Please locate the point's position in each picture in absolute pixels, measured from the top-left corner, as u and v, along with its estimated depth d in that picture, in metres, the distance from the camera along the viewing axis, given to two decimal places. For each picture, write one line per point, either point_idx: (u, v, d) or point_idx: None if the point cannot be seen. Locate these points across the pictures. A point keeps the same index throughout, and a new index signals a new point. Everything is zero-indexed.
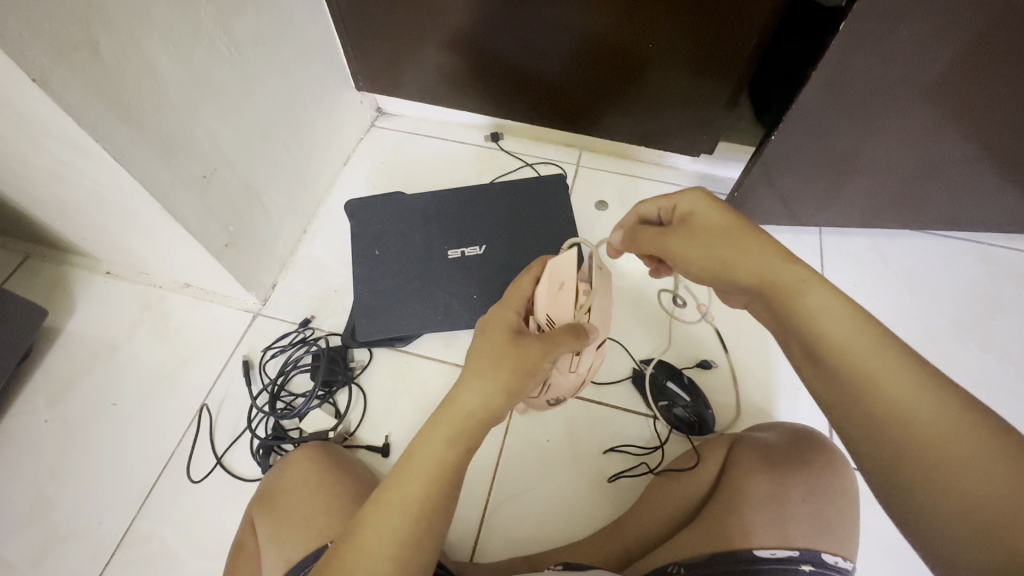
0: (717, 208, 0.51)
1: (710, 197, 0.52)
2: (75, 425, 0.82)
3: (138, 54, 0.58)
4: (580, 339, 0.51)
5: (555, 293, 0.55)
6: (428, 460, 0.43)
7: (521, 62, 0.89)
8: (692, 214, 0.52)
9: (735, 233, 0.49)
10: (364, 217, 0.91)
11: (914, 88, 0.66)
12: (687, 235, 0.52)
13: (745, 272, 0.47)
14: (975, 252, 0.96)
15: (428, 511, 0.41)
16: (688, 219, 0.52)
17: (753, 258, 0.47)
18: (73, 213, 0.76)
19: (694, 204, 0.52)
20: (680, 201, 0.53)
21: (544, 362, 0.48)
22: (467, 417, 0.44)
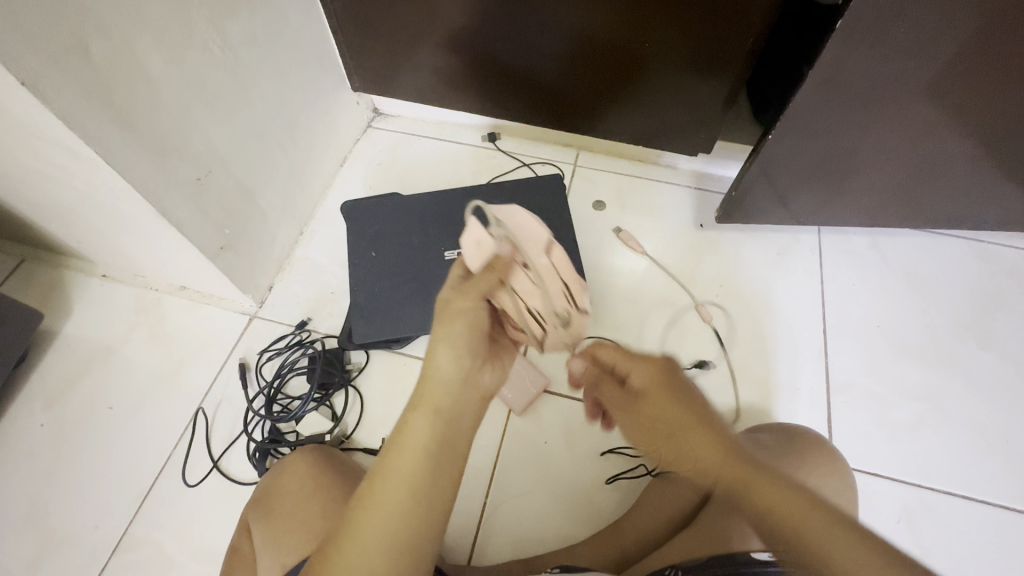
0: (672, 388, 0.62)
1: (661, 373, 0.63)
2: (71, 428, 0.82)
3: (131, 56, 0.58)
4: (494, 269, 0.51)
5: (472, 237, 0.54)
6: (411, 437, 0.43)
7: (518, 61, 0.89)
8: (647, 385, 0.63)
9: (683, 441, 0.60)
10: (360, 219, 0.91)
11: (912, 85, 0.66)
12: (661, 423, 0.62)
13: (699, 455, 0.59)
14: (975, 250, 0.95)
15: (421, 485, 0.41)
16: (644, 396, 0.63)
17: (716, 451, 0.58)
18: (68, 217, 0.76)
19: (648, 380, 0.63)
20: (635, 372, 0.63)
21: (466, 299, 0.49)
22: (444, 387, 0.45)
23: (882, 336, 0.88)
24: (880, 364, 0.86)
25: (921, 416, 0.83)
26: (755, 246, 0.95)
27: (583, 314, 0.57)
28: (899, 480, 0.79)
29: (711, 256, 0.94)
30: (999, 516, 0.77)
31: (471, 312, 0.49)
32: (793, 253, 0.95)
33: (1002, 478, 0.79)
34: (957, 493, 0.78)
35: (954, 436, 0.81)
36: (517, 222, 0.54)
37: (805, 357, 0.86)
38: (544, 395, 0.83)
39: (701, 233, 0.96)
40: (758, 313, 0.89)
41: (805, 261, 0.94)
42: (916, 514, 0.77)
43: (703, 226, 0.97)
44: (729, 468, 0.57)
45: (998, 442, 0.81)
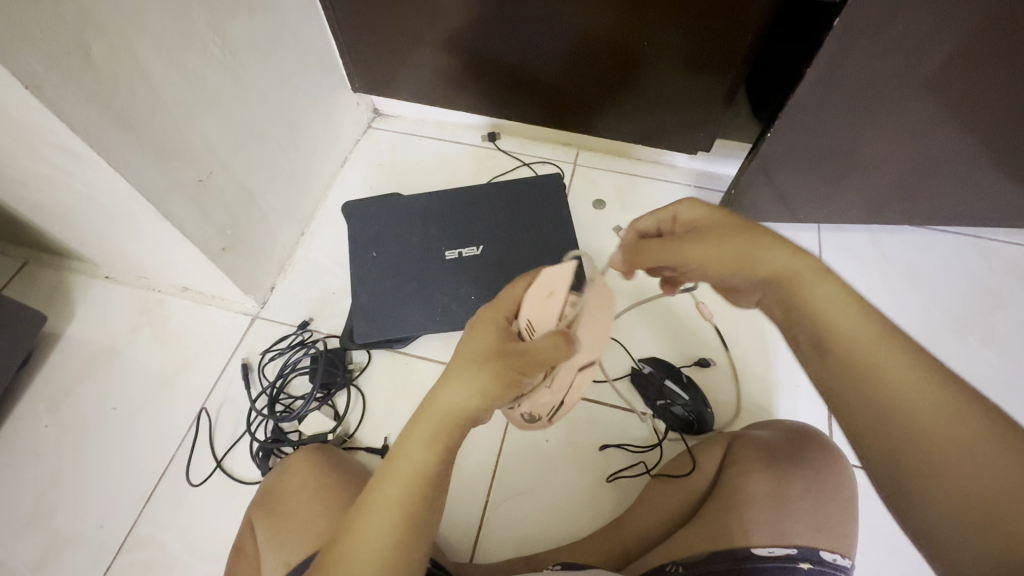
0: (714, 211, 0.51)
1: (707, 207, 0.52)
2: (75, 430, 0.82)
3: (132, 59, 0.58)
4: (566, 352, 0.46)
5: (542, 301, 0.52)
6: (411, 461, 0.42)
7: (517, 61, 0.89)
8: (694, 220, 0.52)
9: (741, 241, 0.47)
10: (361, 219, 0.91)
11: (911, 83, 0.66)
12: (697, 234, 0.50)
13: (763, 265, 0.45)
14: (975, 246, 0.96)
15: (416, 508, 0.41)
16: (691, 227, 0.51)
17: (770, 257, 0.45)
18: (70, 218, 0.76)
19: (694, 212, 0.52)
20: (678, 211, 0.53)
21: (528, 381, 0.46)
22: (449, 419, 0.44)
23: None
24: None
25: None
26: None
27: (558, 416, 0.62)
28: None
29: None
30: None
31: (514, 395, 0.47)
32: None
33: None
34: None
35: None
36: (593, 318, 0.53)
37: None
38: None
39: None
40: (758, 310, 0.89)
41: None
42: None
43: None
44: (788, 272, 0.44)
45: None
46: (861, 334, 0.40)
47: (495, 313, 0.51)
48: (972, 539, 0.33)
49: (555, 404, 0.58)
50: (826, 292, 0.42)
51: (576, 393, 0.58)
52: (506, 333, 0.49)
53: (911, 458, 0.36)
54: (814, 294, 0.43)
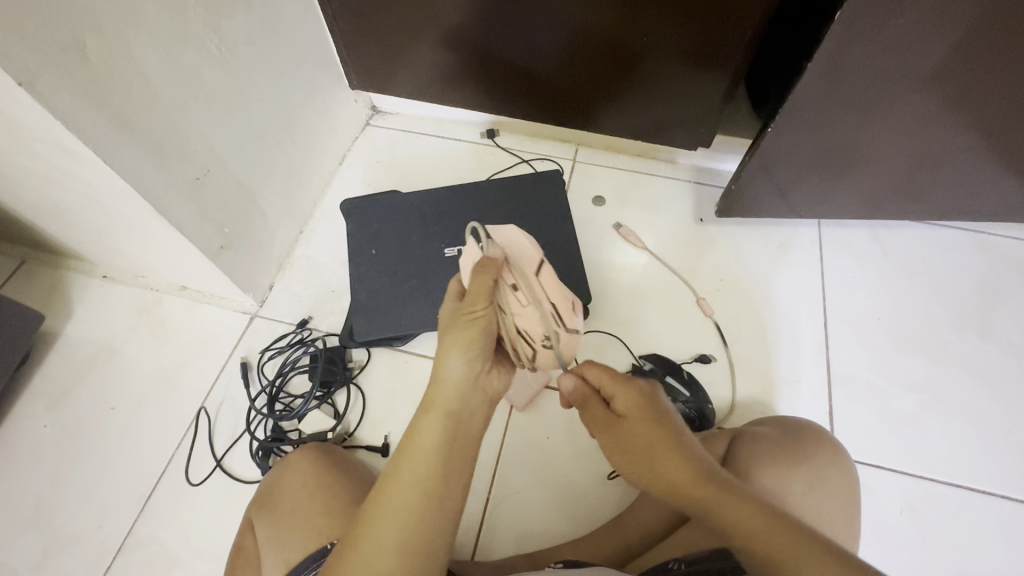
0: (649, 408, 0.55)
1: (645, 400, 0.56)
2: (74, 429, 0.82)
3: (128, 55, 0.58)
4: (485, 270, 0.50)
5: (467, 262, 0.55)
6: (425, 442, 0.48)
7: (515, 57, 0.88)
8: (630, 412, 0.56)
9: (659, 462, 0.53)
10: (360, 217, 0.91)
11: (913, 76, 0.65)
12: (630, 429, 0.55)
13: (680, 485, 0.52)
14: (975, 241, 0.95)
15: (434, 485, 0.46)
16: (624, 422, 0.56)
17: (674, 472, 0.52)
18: (68, 217, 0.76)
19: (630, 406, 0.56)
20: (616, 394, 0.57)
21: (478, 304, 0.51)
22: (454, 393, 0.50)
23: (883, 328, 0.88)
24: (881, 356, 0.86)
25: (922, 408, 0.83)
26: (755, 240, 0.95)
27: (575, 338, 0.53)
28: (900, 471, 0.79)
29: (711, 250, 0.94)
30: (1000, 506, 0.77)
31: (483, 315, 0.51)
32: (792, 246, 0.95)
33: (1004, 468, 0.79)
34: (960, 484, 0.78)
35: (954, 427, 0.82)
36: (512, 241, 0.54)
37: (805, 350, 0.86)
38: (546, 392, 0.82)
39: (700, 227, 0.96)
40: (758, 306, 0.89)
41: (805, 255, 0.94)
42: (918, 505, 0.77)
43: (703, 220, 0.97)
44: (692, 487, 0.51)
45: (1000, 432, 0.81)
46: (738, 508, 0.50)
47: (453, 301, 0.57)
48: None
49: (548, 307, 0.52)
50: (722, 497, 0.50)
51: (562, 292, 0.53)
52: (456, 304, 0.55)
53: None
54: (714, 498, 0.50)
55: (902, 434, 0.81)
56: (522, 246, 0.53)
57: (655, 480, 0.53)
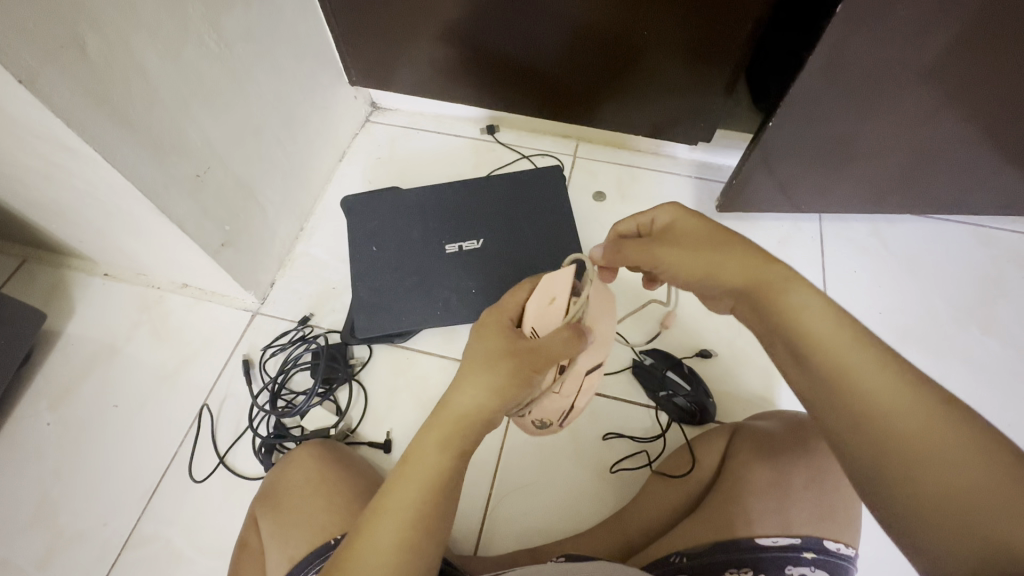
0: (690, 214, 0.53)
1: (686, 210, 0.54)
2: (77, 427, 0.82)
3: (127, 52, 0.58)
4: (576, 342, 0.47)
5: (546, 308, 0.51)
6: (423, 464, 0.43)
7: (515, 52, 0.88)
8: (671, 224, 0.54)
9: (712, 247, 0.50)
10: (360, 214, 0.91)
11: (914, 69, 0.65)
12: (670, 245, 0.52)
13: (734, 275, 0.48)
14: (977, 235, 0.95)
15: (422, 518, 0.41)
16: (667, 231, 0.54)
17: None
18: (67, 215, 0.76)
19: (673, 219, 0.54)
20: (655, 214, 0.55)
21: (531, 375, 0.46)
22: (465, 421, 0.44)
23: (884, 322, 0.88)
24: None
25: None
26: (756, 235, 0.95)
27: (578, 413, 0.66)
28: None
29: None
30: None
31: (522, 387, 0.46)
32: (793, 241, 0.94)
33: None
34: None
35: None
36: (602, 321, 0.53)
37: None
38: None
39: None
40: None
41: (805, 249, 0.94)
42: None
43: None
44: (753, 273, 0.47)
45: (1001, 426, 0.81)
46: (833, 330, 0.40)
47: (495, 318, 0.51)
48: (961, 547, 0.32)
49: (566, 408, 0.56)
50: (801, 300, 0.43)
51: (586, 396, 0.57)
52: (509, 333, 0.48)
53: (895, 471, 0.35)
54: (785, 295, 0.44)
55: None
56: (595, 353, 0.53)
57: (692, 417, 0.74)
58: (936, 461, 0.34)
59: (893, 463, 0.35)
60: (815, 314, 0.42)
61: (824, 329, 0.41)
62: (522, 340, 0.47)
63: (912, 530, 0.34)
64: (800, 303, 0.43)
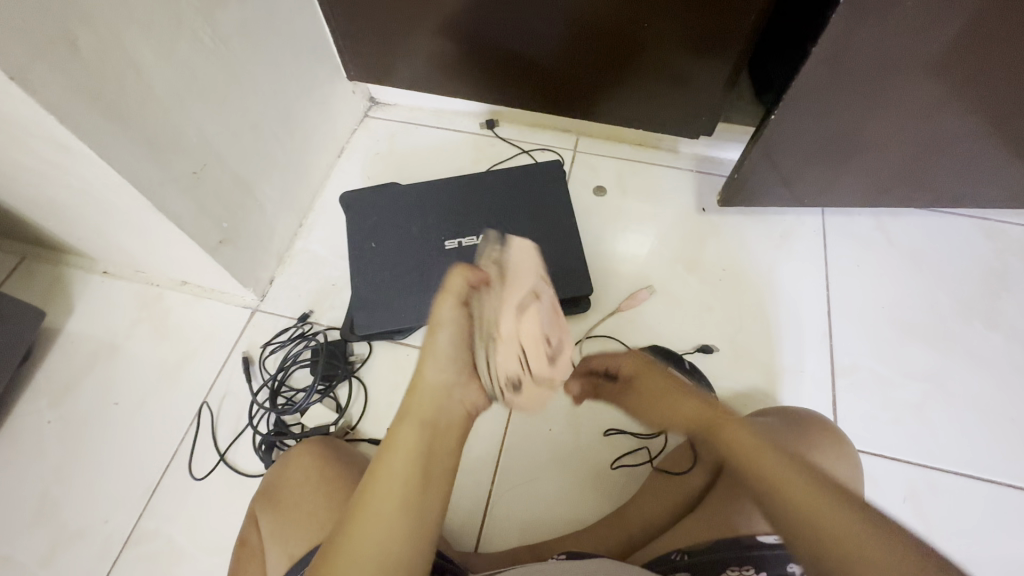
0: (652, 367, 0.65)
1: (644, 360, 0.67)
2: (77, 424, 0.82)
3: (121, 48, 0.57)
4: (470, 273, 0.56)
5: None
6: (405, 441, 0.46)
7: (514, 46, 0.87)
8: (632, 371, 0.67)
9: (664, 394, 0.61)
10: (359, 210, 0.90)
11: (918, 62, 0.64)
12: (631, 390, 0.66)
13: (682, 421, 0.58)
14: (982, 229, 0.94)
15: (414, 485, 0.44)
16: (632, 380, 0.67)
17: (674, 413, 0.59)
18: (65, 212, 0.75)
19: (632, 365, 0.67)
20: (621, 362, 0.69)
21: (450, 312, 0.54)
22: (430, 395, 0.50)
23: (887, 317, 0.88)
24: (884, 345, 0.86)
25: (927, 397, 0.82)
26: (758, 229, 0.94)
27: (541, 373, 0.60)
28: (905, 460, 0.78)
29: (713, 240, 0.94)
30: (1005, 494, 0.76)
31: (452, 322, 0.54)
32: (796, 235, 0.94)
33: (1010, 456, 0.78)
34: (965, 471, 0.78)
35: (958, 417, 0.81)
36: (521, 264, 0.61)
37: (808, 339, 0.86)
38: None
39: (703, 218, 0.95)
40: (760, 296, 0.89)
41: (808, 244, 0.93)
42: (921, 493, 0.76)
43: (706, 210, 0.96)
44: (697, 417, 0.57)
45: (1004, 421, 0.80)
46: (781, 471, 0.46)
47: None
48: None
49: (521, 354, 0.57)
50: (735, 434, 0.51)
51: (530, 324, 0.57)
52: None
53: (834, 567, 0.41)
54: (729, 433, 0.52)
55: (905, 423, 0.80)
56: (525, 277, 0.60)
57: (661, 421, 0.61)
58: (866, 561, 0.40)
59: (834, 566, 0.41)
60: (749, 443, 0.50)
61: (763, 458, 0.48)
62: None
63: None
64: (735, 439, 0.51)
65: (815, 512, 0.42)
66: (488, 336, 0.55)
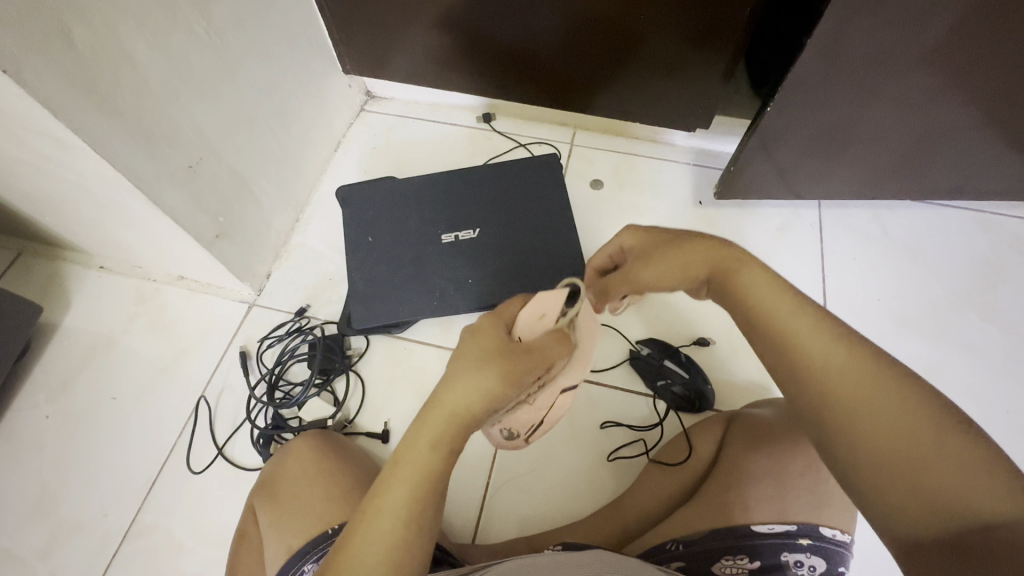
0: (646, 230, 0.56)
1: (645, 231, 0.56)
2: (75, 420, 0.82)
3: (115, 41, 0.57)
4: (561, 346, 0.48)
5: (535, 319, 0.49)
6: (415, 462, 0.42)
7: (510, 39, 0.87)
8: (634, 243, 0.56)
9: (674, 250, 0.52)
10: (355, 204, 0.90)
11: (914, 53, 0.64)
12: (643, 260, 0.54)
13: (699, 265, 0.50)
14: (978, 221, 0.94)
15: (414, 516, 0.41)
16: (633, 253, 0.56)
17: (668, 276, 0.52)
18: (60, 207, 0.75)
19: (634, 240, 0.56)
20: (621, 240, 0.58)
21: (498, 352, 0.45)
22: (454, 418, 0.43)
23: (882, 308, 0.88)
24: (880, 337, 0.86)
25: None
26: (754, 222, 0.94)
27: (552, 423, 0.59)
28: None
29: (710, 233, 0.94)
30: None
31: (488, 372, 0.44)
32: (792, 228, 0.94)
33: (1005, 448, 0.79)
34: None
35: None
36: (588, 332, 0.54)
37: None
38: None
39: (700, 211, 0.96)
40: None
41: (804, 237, 0.93)
42: None
43: (702, 203, 0.96)
44: (715, 261, 0.50)
45: (999, 412, 0.81)
46: (795, 321, 0.43)
47: (490, 322, 0.48)
48: (900, 498, 0.36)
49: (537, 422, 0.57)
50: (751, 278, 0.47)
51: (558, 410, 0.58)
52: (501, 339, 0.46)
53: (844, 419, 0.39)
54: (743, 276, 0.47)
55: None
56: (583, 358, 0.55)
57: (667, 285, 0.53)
58: (882, 417, 0.37)
59: (842, 425, 0.39)
60: (763, 289, 0.46)
61: (775, 304, 0.44)
62: (512, 345, 0.45)
63: (865, 493, 0.37)
64: (747, 282, 0.47)
65: (836, 366, 0.40)
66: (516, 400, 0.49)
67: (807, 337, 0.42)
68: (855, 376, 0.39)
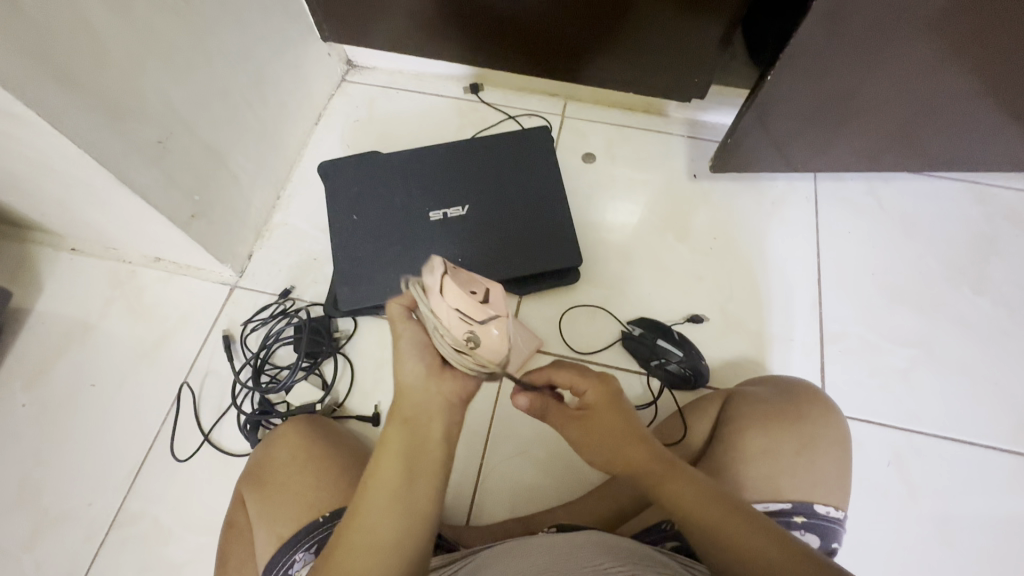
0: (591, 376, 0.52)
1: (616, 396, 0.52)
2: (54, 408, 0.80)
3: (70, 5, 0.52)
4: (397, 305, 0.47)
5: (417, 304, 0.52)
6: (395, 445, 0.43)
7: (497, 4, 0.82)
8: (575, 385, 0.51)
9: (615, 434, 0.50)
10: (338, 180, 0.87)
11: (921, 18, 0.61)
12: (586, 421, 0.51)
13: (624, 455, 0.49)
14: (973, 193, 0.93)
15: (404, 489, 0.42)
16: (589, 414, 0.51)
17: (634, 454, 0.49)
18: (22, 186, 0.71)
19: (601, 398, 0.51)
20: (587, 390, 0.51)
21: (401, 326, 0.46)
22: (411, 396, 0.44)
23: (876, 282, 0.87)
24: (874, 312, 0.85)
25: (914, 362, 0.83)
26: (750, 196, 0.92)
27: (492, 331, 0.42)
28: (890, 425, 0.79)
29: (704, 207, 0.92)
30: (986, 456, 0.78)
31: (408, 331, 0.46)
32: (788, 202, 0.92)
33: (993, 420, 0.80)
34: (949, 435, 0.79)
35: (944, 382, 0.82)
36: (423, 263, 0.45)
37: (798, 307, 0.85)
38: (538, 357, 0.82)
39: (694, 184, 0.93)
40: (751, 265, 0.88)
41: (800, 210, 0.91)
42: (906, 457, 0.77)
43: (697, 177, 0.94)
44: (705, 499, 0.47)
45: (989, 385, 0.82)
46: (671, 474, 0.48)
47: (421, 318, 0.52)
48: None
49: (472, 321, 0.42)
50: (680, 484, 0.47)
51: (462, 286, 0.41)
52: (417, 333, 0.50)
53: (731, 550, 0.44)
54: (673, 484, 0.47)
55: (893, 389, 0.81)
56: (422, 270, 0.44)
57: (612, 467, 0.50)
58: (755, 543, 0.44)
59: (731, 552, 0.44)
60: (691, 490, 0.47)
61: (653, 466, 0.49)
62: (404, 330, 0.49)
63: None
64: (678, 492, 0.47)
65: (702, 504, 0.46)
66: (442, 324, 0.43)
67: (673, 483, 0.48)
68: (715, 508, 0.46)
